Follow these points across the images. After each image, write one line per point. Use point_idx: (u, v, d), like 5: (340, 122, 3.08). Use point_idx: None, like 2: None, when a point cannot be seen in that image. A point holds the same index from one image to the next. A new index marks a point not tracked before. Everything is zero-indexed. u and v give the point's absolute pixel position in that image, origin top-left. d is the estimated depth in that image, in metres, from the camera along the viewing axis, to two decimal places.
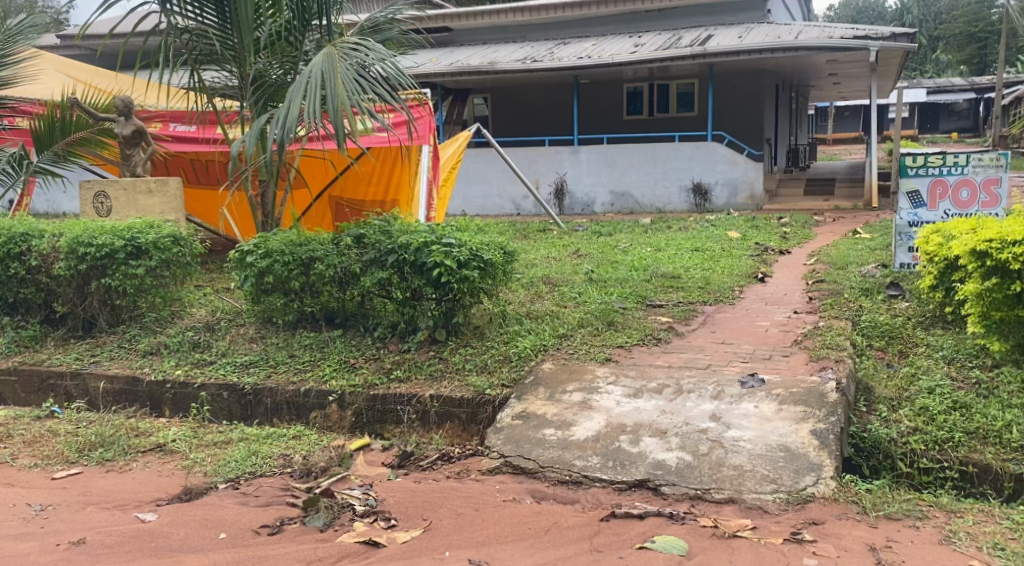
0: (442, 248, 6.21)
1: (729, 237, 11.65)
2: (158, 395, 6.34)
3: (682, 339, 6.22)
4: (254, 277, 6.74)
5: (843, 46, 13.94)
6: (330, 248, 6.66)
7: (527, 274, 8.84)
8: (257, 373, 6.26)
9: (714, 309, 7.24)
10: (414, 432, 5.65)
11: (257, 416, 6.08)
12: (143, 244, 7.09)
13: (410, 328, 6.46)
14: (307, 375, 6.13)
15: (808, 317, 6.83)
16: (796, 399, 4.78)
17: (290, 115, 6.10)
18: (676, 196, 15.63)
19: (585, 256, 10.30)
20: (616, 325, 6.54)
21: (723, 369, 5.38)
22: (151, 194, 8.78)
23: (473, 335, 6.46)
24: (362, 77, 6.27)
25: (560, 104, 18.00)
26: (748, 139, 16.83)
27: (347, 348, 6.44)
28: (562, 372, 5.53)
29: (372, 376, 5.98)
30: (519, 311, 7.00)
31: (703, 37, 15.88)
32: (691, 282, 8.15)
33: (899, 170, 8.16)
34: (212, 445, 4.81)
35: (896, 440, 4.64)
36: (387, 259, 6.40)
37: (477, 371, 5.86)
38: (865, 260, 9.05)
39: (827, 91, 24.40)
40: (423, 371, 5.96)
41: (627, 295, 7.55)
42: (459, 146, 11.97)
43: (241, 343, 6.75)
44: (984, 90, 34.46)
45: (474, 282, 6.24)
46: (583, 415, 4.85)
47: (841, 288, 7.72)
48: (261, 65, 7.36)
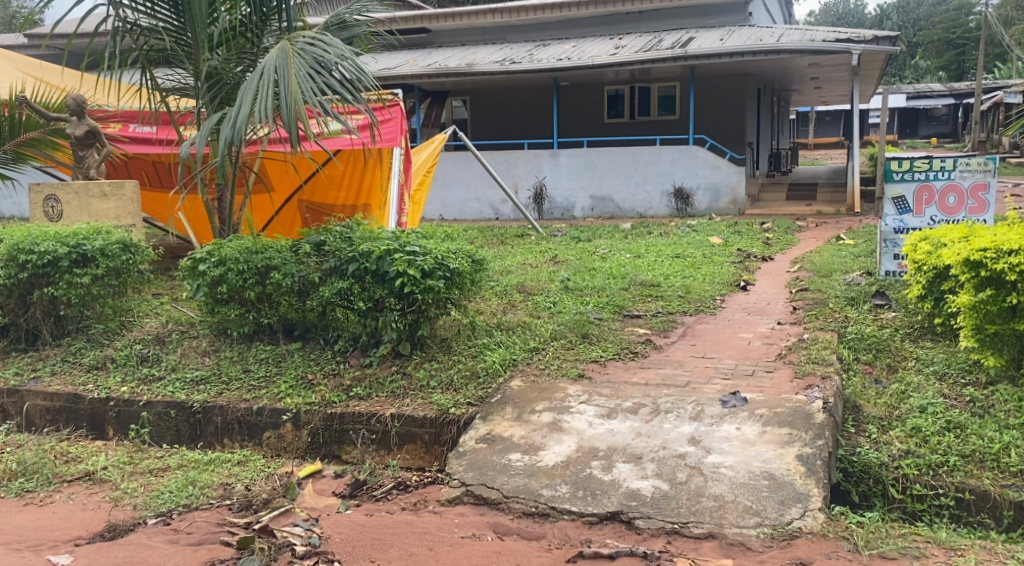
0: (405, 257, 5.83)
1: (710, 243, 11.34)
2: (101, 413, 5.95)
3: (661, 352, 5.88)
4: (207, 286, 6.34)
5: (824, 49, 13.71)
6: (288, 256, 6.28)
7: (500, 282, 8.49)
8: (208, 390, 5.88)
9: (693, 320, 6.92)
10: (373, 455, 5.29)
11: (206, 437, 5.71)
12: (89, 251, 6.69)
13: (373, 341, 6.08)
14: (262, 392, 5.75)
15: (793, 329, 6.51)
16: (781, 420, 4.44)
17: (241, 116, 5.75)
18: (657, 200, 15.33)
19: (562, 263, 9.94)
20: (591, 337, 6.20)
21: (703, 387, 5.03)
22: (105, 198, 8.37)
23: (440, 349, 6.10)
24: (318, 75, 5.92)
25: (539, 106, 17.67)
26: (729, 142, 16.57)
27: (305, 362, 6.06)
28: (531, 389, 5.17)
29: (330, 393, 5.60)
30: (489, 322, 6.64)
31: (684, 39, 15.64)
32: (670, 291, 7.83)
33: (885, 175, 7.90)
34: (148, 473, 4.44)
35: (887, 464, 4.32)
36: (347, 269, 6.01)
37: (442, 389, 5.50)
38: (850, 268, 8.78)
39: (809, 96, 24.22)
40: (385, 388, 5.59)
41: (604, 305, 7.21)
42: (435, 150, 11.55)
43: (192, 357, 6.35)
44: (964, 96, 34.53)
45: (439, 293, 5.87)
46: (552, 438, 4.49)
47: (826, 297, 7.43)
48: (216, 63, 6.95)
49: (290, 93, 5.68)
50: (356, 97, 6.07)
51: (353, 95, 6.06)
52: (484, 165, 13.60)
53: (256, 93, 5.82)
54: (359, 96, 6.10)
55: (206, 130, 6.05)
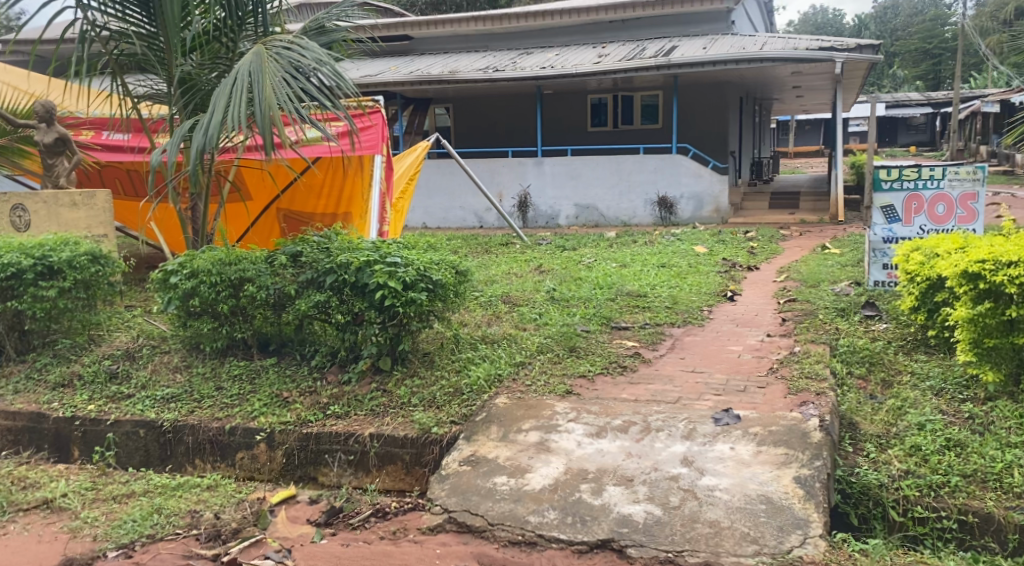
0: (386, 268, 5.62)
1: (696, 252, 11.19)
2: (66, 433, 5.71)
3: (650, 366, 5.69)
4: (179, 300, 6.09)
5: (807, 58, 13.64)
6: (263, 267, 6.06)
7: (484, 293, 8.29)
8: (179, 409, 5.65)
9: (682, 332, 6.74)
10: (353, 476, 5.11)
11: (177, 458, 5.49)
12: (55, 263, 6.43)
13: (352, 356, 5.87)
14: (235, 411, 5.54)
15: (784, 341, 6.34)
16: (777, 440, 4.26)
17: (213, 122, 5.53)
18: (641, 209, 15.20)
19: (547, 273, 9.76)
20: (579, 350, 6.00)
21: (695, 403, 4.84)
22: (76, 207, 8.08)
23: (422, 364, 5.89)
24: (294, 79, 5.72)
25: (522, 114, 17.52)
26: (713, 151, 16.50)
27: (280, 379, 5.84)
28: (517, 406, 4.97)
29: (307, 412, 5.41)
30: (473, 335, 6.43)
31: (667, 48, 15.54)
32: (657, 301, 7.66)
33: (873, 185, 7.79)
34: (112, 501, 4.21)
35: (886, 485, 4.16)
36: (324, 281, 5.80)
37: (424, 406, 5.30)
38: (837, 277, 8.65)
39: (790, 104, 24.24)
40: (364, 406, 5.39)
41: (590, 316, 7.03)
42: (417, 157, 11.33)
43: (163, 374, 6.09)
44: (941, 105, 34.78)
45: (421, 306, 5.66)
46: (540, 459, 4.30)
47: (815, 307, 7.29)
48: (189, 67, 6.72)
49: (266, 97, 5.47)
50: (334, 103, 5.88)
51: (330, 101, 5.87)
52: (467, 173, 13.40)
53: (230, 99, 5.60)
54: (337, 102, 5.90)
55: (177, 137, 5.82)
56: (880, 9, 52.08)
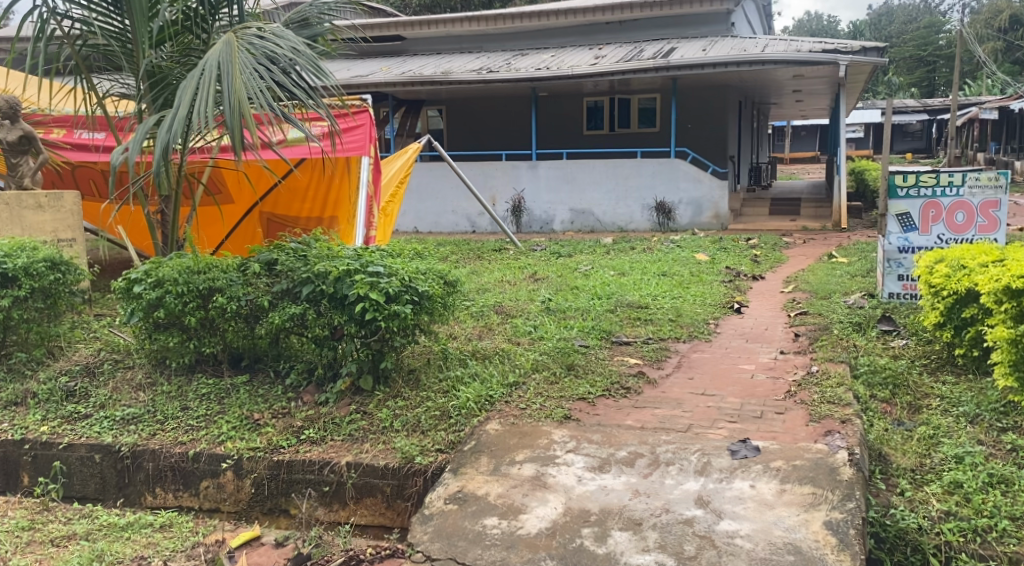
0: (367, 279, 5.13)
1: (697, 260, 10.73)
2: (15, 457, 5.25)
3: (656, 388, 5.19)
4: (142, 311, 5.57)
5: (810, 60, 13.22)
6: (235, 276, 5.58)
7: (476, 302, 7.83)
8: (139, 431, 5.18)
9: (688, 348, 6.26)
10: (329, 510, 4.64)
11: (136, 486, 5.02)
12: (10, 270, 5.94)
13: (331, 372, 5.39)
14: (200, 434, 5.06)
15: (800, 359, 5.86)
16: (802, 476, 3.79)
17: (177, 118, 5.05)
18: (638, 214, 14.76)
19: (542, 281, 9.28)
20: (578, 369, 5.51)
21: (707, 432, 4.35)
22: (41, 209, 7.61)
23: (407, 383, 5.40)
24: (266, 69, 5.23)
25: (517, 116, 17.06)
26: (713, 156, 16.09)
27: (252, 398, 5.35)
28: (510, 434, 4.47)
29: (278, 436, 4.93)
30: (463, 350, 5.97)
31: (666, 49, 15.09)
32: (660, 314, 7.19)
33: (888, 191, 7.37)
34: (50, 546, 3.73)
35: (925, 529, 3.68)
36: (300, 292, 5.33)
37: (407, 432, 4.82)
38: (849, 288, 8.20)
39: (789, 109, 23.85)
40: (342, 430, 4.91)
41: (588, 330, 6.55)
42: (408, 159, 10.82)
43: (124, 392, 5.59)
44: (938, 112, 34.49)
45: (406, 320, 5.16)
46: (535, 498, 3.83)
47: (829, 322, 6.83)
48: (160, 60, 6.20)
49: (233, 89, 4.99)
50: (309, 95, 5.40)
51: (305, 93, 5.38)
52: (459, 176, 12.90)
53: (195, 92, 5.12)
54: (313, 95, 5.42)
55: (140, 135, 5.35)
56: (874, 17, 51.96)
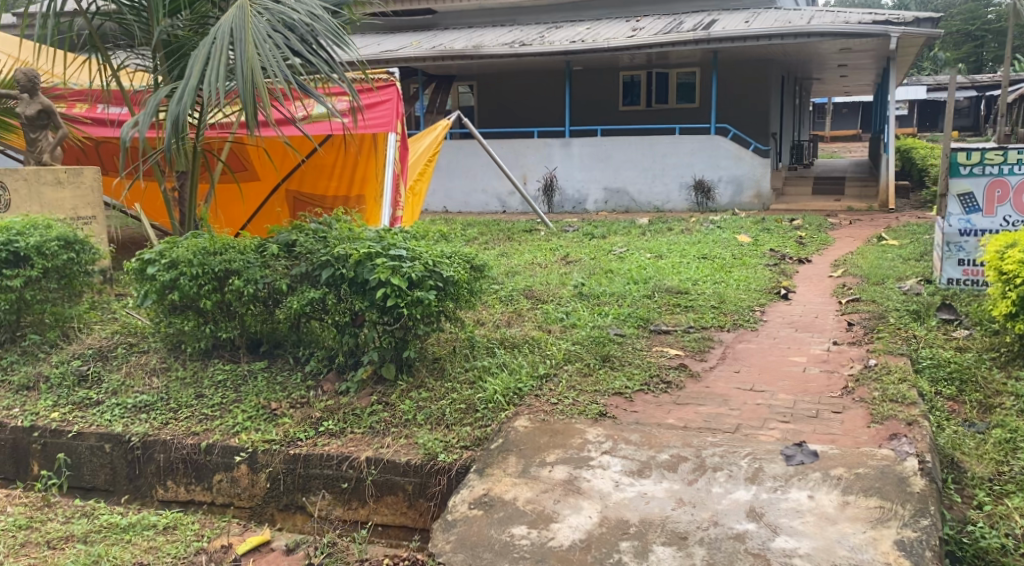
0: (389, 263, 4.80)
1: (738, 242, 10.27)
2: (24, 444, 5.02)
3: (699, 382, 4.81)
4: (155, 294, 5.31)
5: (860, 32, 12.58)
6: (252, 258, 5.27)
7: (505, 286, 7.50)
8: (152, 420, 4.92)
9: (732, 338, 5.85)
10: (347, 509, 4.35)
11: (146, 479, 4.77)
12: (21, 249, 5.72)
13: (353, 360, 5.08)
14: (214, 425, 4.78)
15: (854, 350, 5.43)
16: (867, 486, 3.39)
17: (187, 89, 4.74)
18: (675, 193, 14.28)
19: (575, 264, 8.91)
20: (613, 360, 5.13)
21: (758, 434, 3.97)
22: (60, 185, 7.37)
23: (431, 373, 5.08)
24: (282, 37, 4.91)
25: (551, 92, 16.60)
26: (754, 133, 15.53)
27: (268, 386, 5.07)
28: (541, 431, 4.12)
29: (295, 428, 4.63)
30: (491, 338, 5.66)
31: (706, 21, 14.51)
32: (701, 300, 6.79)
33: (950, 169, 6.87)
34: (45, 549, 3.64)
35: (1010, 550, 3.26)
36: (319, 276, 5.03)
37: (430, 426, 4.51)
38: (903, 273, 7.71)
39: (833, 85, 23.06)
40: (362, 423, 4.60)
41: (624, 318, 6.18)
42: (438, 136, 10.46)
43: (137, 378, 5.34)
44: (987, 88, 33.22)
45: (430, 307, 4.84)
46: (568, 505, 3.48)
47: (884, 309, 6.37)
48: (176, 29, 5.90)
49: (246, 57, 4.67)
50: (329, 66, 5.08)
51: (324, 63, 5.07)
52: (490, 153, 12.52)
53: (206, 61, 4.80)
54: (333, 66, 5.10)
55: (150, 108, 5.06)
56: None
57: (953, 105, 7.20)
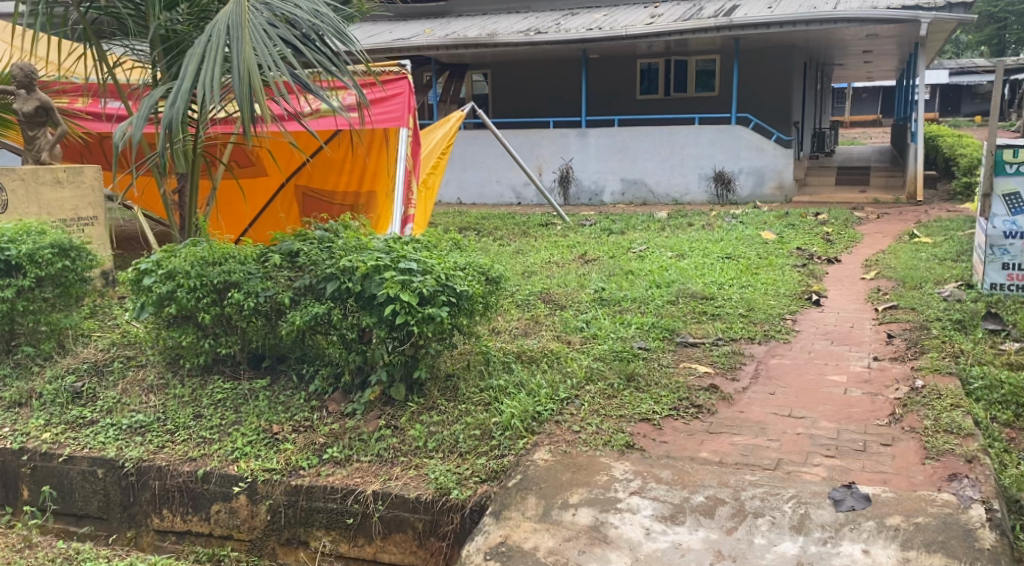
0: (399, 277, 4.47)
1: (763, 239, 9.87)
2: (13, 468, 4.73)
3: (733, 406, 4.45)
4: (152, 306, 5.00)
5: (889, 18, 12.08)
6: (253, 268, 4.96)
7: (520, 289, 7.16)
8: (146, 443, 4.62)
9: (764, 352, 5.48)
10: (353, 545, 4.06)
11: (141, 507, 4.48)
12: (13, 258, 5.43)
13: (360, 379, 4.77)
14: (212, 450, 4.48)
15: (897, 367, 5.06)
16: (929, 540, 3.05)
17: (180, 91, 4.38)
18: (694, 185, 13.85)
19: (594, 263, 8.55)
20: (639, 380, 4.78)
21: (802, 472, 3.62)
22: (59, 185, 7.04)
23: (443, 392, 4.75)
24: (281, 32, 4.56)
25: (567, 81, 16.17)
26: (776, 123, 15.07)
27: (271, 406, 4.77)
28: (563, 467, 3.79)
29: (298, 456, 4.33)
30: (507, 352, 5.32)
31: (728, 7, 14.01)
32: (729, 307, 6.42)
33: (994, 167, 6.44)
34: None
35: None
36: (324, 289, 4.70)
37: (443, 454, 4.19)
38: (940, 276, 7.31)
39: (855, 70, 22.47)
40: (369, 450, 4.29)
41: (647, 329, 5.82)
42: (451, 128, 10.09)
43: (134, 395, 5.04)
44: (1012, 72, 32.41)
45: (443, 324, 4.50)
46: (594, 557, 3.16)
47: (925, 318, 5.99)
48: (175, 24, 5.53)
49: (242, 57, 4.32)
50: (333, 62, 4.74)
51: (328, 59, 4.73)
52: (504, 145, 12.15)
53: (202, 59, 4.45)
54: (337, 62, 4.76)
55: (144, 110, 4.71)
56: None
57: (998, 92, 6.67)
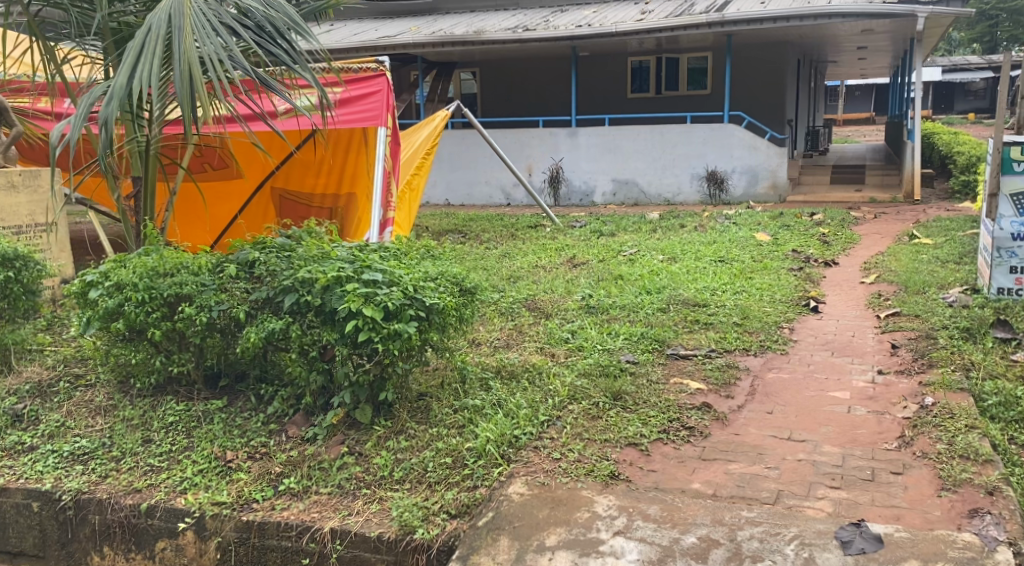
0: (362, 290, 4.10)
1: (757, 241, 9.50)
2: None
3: (728, 428, 4.08)
4: (98, 322, 4.59)
5: (884, 13, 11.72)
6: (208, 279, 4.57)
7: (503, 296, 6.78)
8: (88, 472, 4.23)
9: (760, 365, 5.10)
10: None
11: (80, 544, 4.10)
12: None
13: (323, 400, 4.39)
14: (158, 480, 4.10)
15: (903, 381, 4.71)
16: None
17: (116, 87, 4.02)
18: (686, 184, 13.50)
19: (582, 268, 8.17)
20: (626, 399, 4.39)
21: (805, 508, 3.26)
22: (14, 189, 6.58)
23: (414, 413, 4.37)
24: (228, 25, 4.25)
25: (556, 79, 15.80)
26: (770, 121, 14.72)
27: (226, 431, 4.37)
28: (540, 502, 3.42)
29: (251, 487, 3.96)
30: (486, 367, 4.94)
31: (720, 2, 13.65)
32: (723, 315, 6.04)
33: (1001, 165, 6.09)
34: None
35: None
36: (283, 302, 4.31)
37: (410, 485, 3.81)
38: (944, 279, 6.95)
39: (850, 67, 22.15)
40: (329, 480, 3.92)
41: (636, 340, 5.45)
42: (437, 127, 9.68)
43: (79, 418, 4.64)
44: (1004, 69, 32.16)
45: (412, 341, 4.12)
46: None
47: (931, 326, 5.63)
48: (126, 15, 5.09)
49: (183, 50, 4.03)
50: (290, 57, 4.47)
51: (284, 53, 4.47)
52: (490, 145, 11.76)
53: (140, 53, 4.10)
54: (294, 57, 4.49)
55: (83, 110, 4.32)
56: None
57: (1004, 85, 6.31)
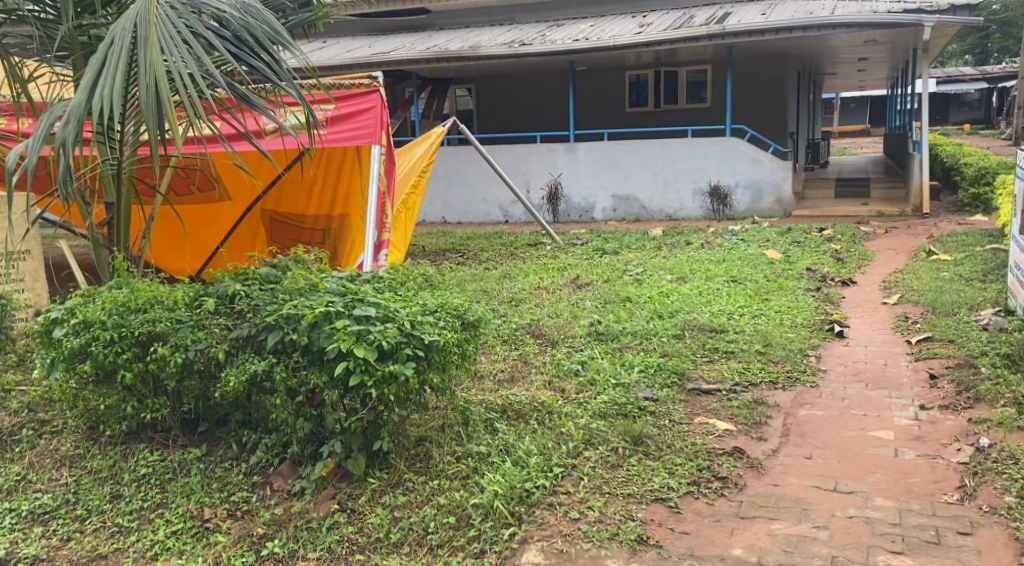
0: (353, 327, 3.68)
1: (768, 259, 9.09)
2: None
3: (766, 477, 3.66)
4: (62, 363, 4.13)
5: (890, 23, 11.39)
6: (184, 315, 4.12)
7: (505, 322, 6.35)
8: (47, 533, 3.78)
9: (790, 400, 4.67)
10: None
11: None
12: None
13: (312, 449, 3.93)
14: (126, 544, 3.65)
15: (949, 418, 4.29)
16: None
17: (75, 104, 3.62)
18: (689, 200, 13.11)
19: (588, 289, 7.74)
20: (649, 444, 3.95)
21: None
22: None
23: (413, 462, 3.92)
24: (203, 36, 3.86)
25: (553, 94, 15.44)
26: (773, 134, 14.36)
27: (202, 485, 3.92)
28: None
29: (231, 551, 3.52)
30: (490, 406, 4.49)
31: (720, 14, 13.32)
32: (743, 343, 5.62)
33: None
34: None
35: None
36: (266, 341, 3.86)
37: (411, 548, 3.38)
38: (972, 299, 6.55)
39: (849, 79, 21.87)
40: (318, 543, 3.49)
41: (653, 372, 5.02)
42: (432, 144, 9.28)
43: (42, 471, 4.19)
44: (1000, 81, 31.98)
45: (409, 384, 3.68)
46: None
47: (969, 353, 5.20)
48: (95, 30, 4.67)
49: (149, 61, 3.64)
50: (273, 71, 4.09)
51: (266, 67, 4.09)
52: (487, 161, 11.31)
53: (102, 67, 3.71)
54: (278, 71, 4.09)
55: (42, 131, 3.90)
56: None
57: None
